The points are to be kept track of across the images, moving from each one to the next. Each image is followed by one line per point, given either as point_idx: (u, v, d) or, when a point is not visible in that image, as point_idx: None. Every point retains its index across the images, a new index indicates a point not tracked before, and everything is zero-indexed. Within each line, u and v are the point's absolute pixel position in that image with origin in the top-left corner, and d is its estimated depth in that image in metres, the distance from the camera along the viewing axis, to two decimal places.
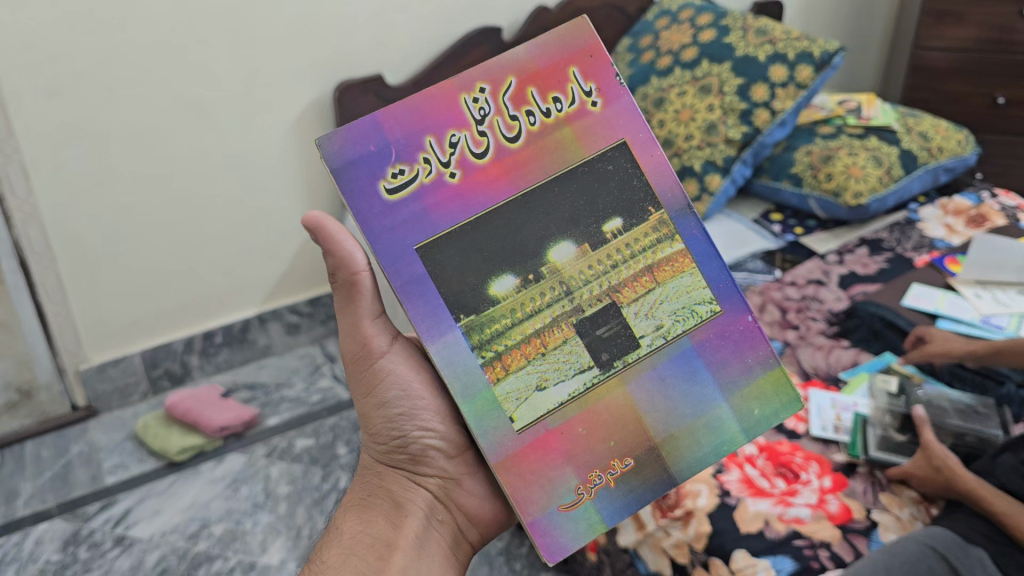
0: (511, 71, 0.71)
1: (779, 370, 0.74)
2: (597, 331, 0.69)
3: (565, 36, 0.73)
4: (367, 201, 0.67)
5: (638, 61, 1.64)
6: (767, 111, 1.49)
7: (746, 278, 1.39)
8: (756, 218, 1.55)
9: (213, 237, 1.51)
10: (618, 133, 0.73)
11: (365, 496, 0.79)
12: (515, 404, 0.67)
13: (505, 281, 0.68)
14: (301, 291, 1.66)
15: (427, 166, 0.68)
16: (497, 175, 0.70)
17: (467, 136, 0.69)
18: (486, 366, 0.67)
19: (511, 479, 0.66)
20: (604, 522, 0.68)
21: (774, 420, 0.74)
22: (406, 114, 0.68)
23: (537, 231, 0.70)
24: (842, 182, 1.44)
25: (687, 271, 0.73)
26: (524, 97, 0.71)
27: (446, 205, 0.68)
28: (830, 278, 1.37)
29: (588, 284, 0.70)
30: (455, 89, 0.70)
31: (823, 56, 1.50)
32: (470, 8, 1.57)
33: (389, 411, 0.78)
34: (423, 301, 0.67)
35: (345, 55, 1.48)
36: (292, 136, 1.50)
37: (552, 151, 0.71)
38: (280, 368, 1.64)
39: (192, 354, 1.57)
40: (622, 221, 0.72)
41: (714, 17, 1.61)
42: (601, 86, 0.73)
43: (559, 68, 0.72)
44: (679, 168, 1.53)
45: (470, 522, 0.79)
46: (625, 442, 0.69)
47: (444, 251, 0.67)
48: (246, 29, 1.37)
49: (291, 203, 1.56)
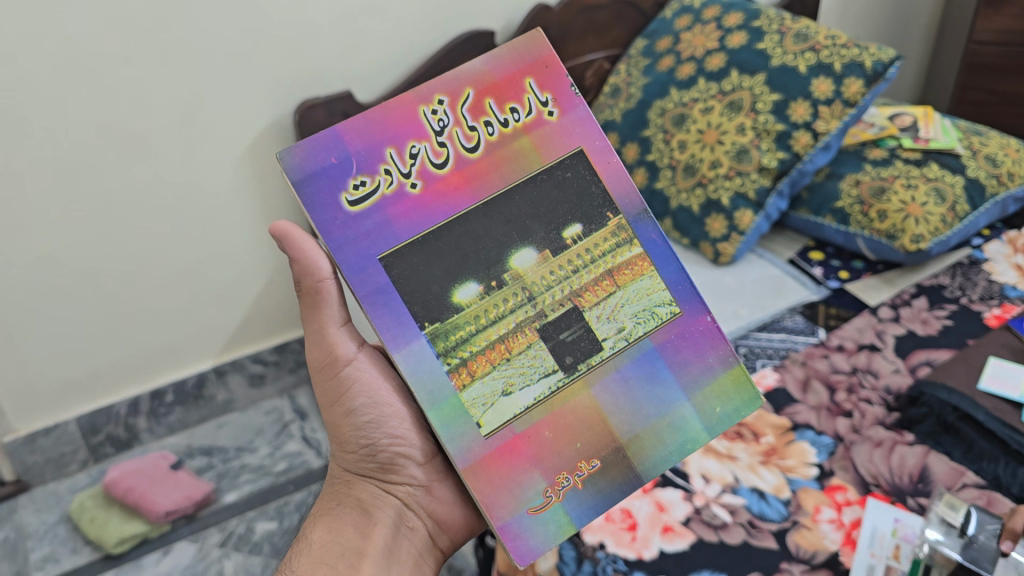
0: (468, 83, 0.72)
1: (740, 367, 0.77)
2: (560, 335, 0.71)
3: (521, 48, 0.73)
4: (331, 214, 0.67)
5: (654, 68, 1.40)
6: (809, 134, 1.26)
7: (783, 343, 1.17)
8: (791, 258, 1.33)
9: (158, 286, 1.29)
10: (575, 142, 0.75)
11: (335, 506, 0.80)
12: (482, 409, 0.69)
13: (468, 289, 0.69)
14: (266, 338, 1.44)
15: (388, 177, 0.69)
16: (458, 185, 0.71)
17: (426, 147, 0.70)
18: (452, 373, 0.68)
19: (482, 487, 0.68)
20: (573, 523, 0.69)
21: (736, 418, 0.76)
22: (366, 126, 0.69)
23: (497, 240, 0.71)
24: (899, 221, 1.21)
25: (646, 274, 0.75)
26: (482, 108, 0.72)
27: (408, 215, 0.69)
28: (886, 342, 1.15)
29: (551, 289, 0.72)
30: (414, 101, 0.70)
31: (875, 67, 1.26)
32: (455, 9, 1.32)
33: (356, 420, 0.78)
34: (388, 311, 0.67)
35: (306, 70, 1.24)
36: (248, 167, 1.27)
37: (511, 162, 0.72)
38: (242, 427, 1.42)
39: (139, 415, 1.37)
40: (582, 227, 0.74)
41: (744, 17, 1.36)
42: (557, 96, 0.74)
43: (516, 80, 0.73)
44: (703, 202, 1.30)
45: (440, 527, 0.80)
46: (591, 442, 0.71)
47: (409, 262, 0.68)
48: (185, 42, 1.13)
49: (249, 243, 1.34)
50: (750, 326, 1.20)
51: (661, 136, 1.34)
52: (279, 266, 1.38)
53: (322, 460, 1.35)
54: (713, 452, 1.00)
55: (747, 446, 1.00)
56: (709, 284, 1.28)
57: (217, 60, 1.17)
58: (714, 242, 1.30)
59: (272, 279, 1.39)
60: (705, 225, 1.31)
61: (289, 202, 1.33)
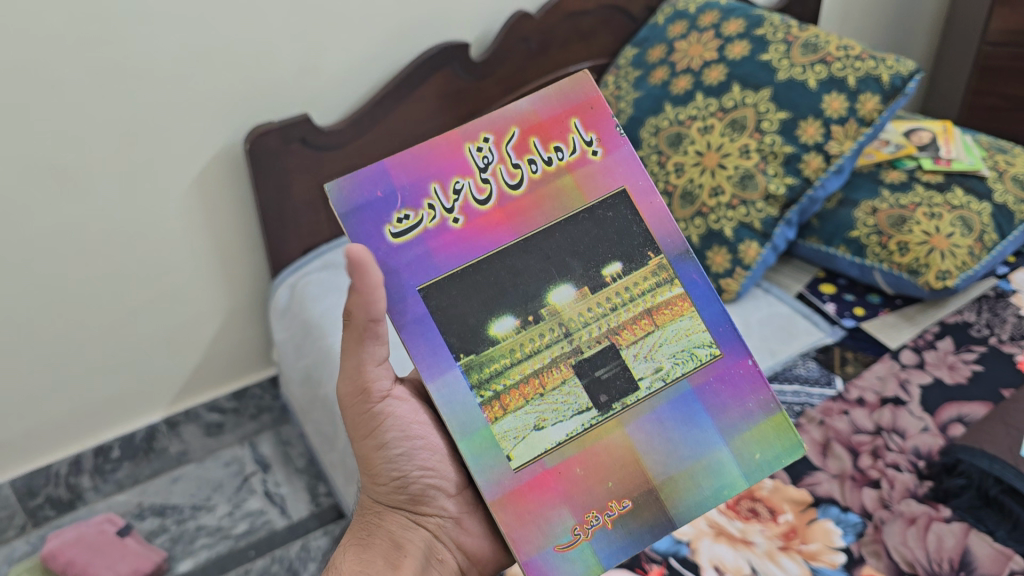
0: (514, 121, 0.68)
1: (782, 414, 0.69)
2: (596, 372, 0.66)
3: (567, 90, 0.70)
4: (374, 244, 0.64)
5: (646, 80, 1.27)
6: (820, 157, 1.14)
7: (797, 397, 1.05)
8: (800, 292, 1.21)
9: (98, 333, 1.15)
10: (618, 181, 0.70)
11: (363, 535, 0.71)
12: (513, 442, 0.64)
13: (505, 322, 0.65)
14: (226, 382, 1.32)
15: (431, 212, 0.65)
16: (498, 222, 0.67)
17: (470, 183, 0.67)
18: (485, 406, 0.64)
19: (508, 519, 0.63)
20: (601, 564, 0.64)
21: (777, 466, 0.68)
22: (413, 161, 0.66)
23: (534, 274, 0.66)
24: (922, 255, 1.09)
25: (686, 314, 0.69)
26: (526, 146, 0.68)
27: (449, 249, 0.65)
28: (911, 394, 1.04)
29: (588, 325, 0.66)
30: (460, 138, 0.67)
31: (893, 81, 1.14)
32: (425, 19, 1.18)
33: (387, 453, 0.69)
34: (424, 340, 0.64)
35: (259, 92, 1.11)
36: (195, 200, 1.13)
37: (552, 200, 0.68)
38: (199, 481, 1.28)
39: (82, 475, 1.23)
40: (622, 265, 0.68)
41: (745, 23, 1.23)
42: (601, 136, 0.70)
43: (561, 119, 0.70)
44: (703, 234, 1.17)
45: (470, 561, 0.71)
46: (623, 482, 0.65)
47: (448, 294, 0.65)
48: (117, 64, 0.99)
49: (201, 282, 1.20)
50: None
51: (655, 157, 1.21)
52: (236, 305, 1.25)
53: (287, 520, 1.23)
54: (726, 536, 0.88)
55: (764, 527, 0.89)
56: None
57: (156, 83, 1.03)
58: (716, 277, 1.17)
59: (227, 319, 1.25)
60: (705, 258, 1.17)
61: (245, 236, 1.20)
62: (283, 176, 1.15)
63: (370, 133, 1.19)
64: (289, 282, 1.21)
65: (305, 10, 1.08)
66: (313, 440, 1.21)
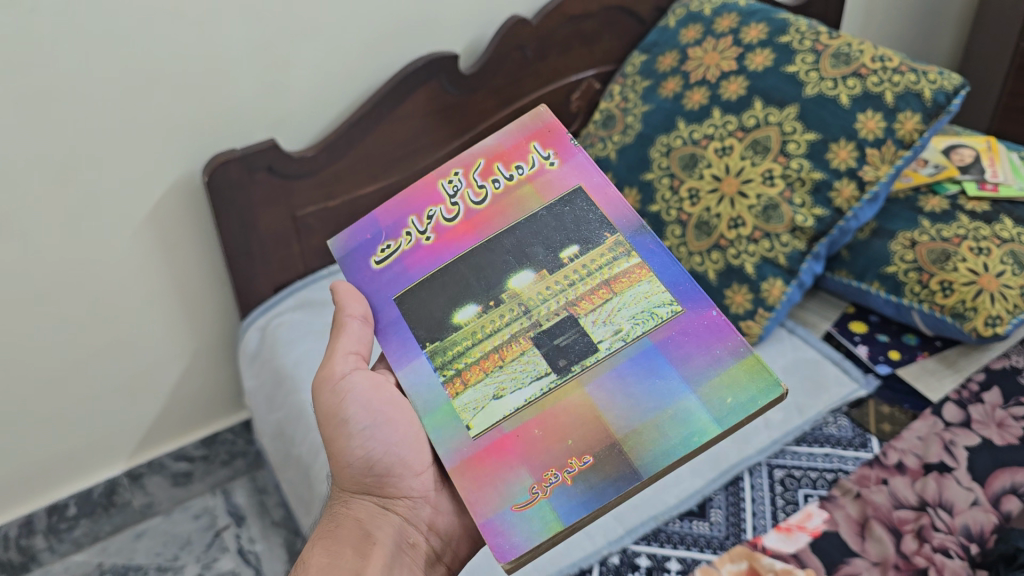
0: (478, 153, 0.74)
1: (754, 356, 0.63)
2: (553, 341, 0.65)
3: (527, 122, 0.75)
4: (361, 274, 0.73)
5: (656, 92, 1.14)
6: (854, 184, 1.01)
7: (829, 462, 0.92)
8: (828, 332, 1.09)
9: (45, 386, 1.03)
10: (574, 182, 0.72)
11: (330, 526, 0.70)
12: (472, 412, 0.65)
13: (468, 310, 0.68)
14: (188, 433, 1.20)
15: (408, 237, 0.72)
16: (464, 231, 0.71)
17: (441, 209, 0.73)
18: (448, 383, 0.66)
19: (464, 484, 0.63)
20: (561, 521, 0.60)
21: (754, 410, 0.62)
22: (396, 204, 0.74)
23: (497, 266, 0.69)
24: (969, 296, 0.97)
25: (644, 279, 0.67)
26: (491, 170, 0.73)
27: (421, 261, 0.71)
28: (957, 459, 0.91)
29: (546, 301, 0.67)
30: (434, 177, 0.74)
31: (936, 98, 1.00)
32: (407, 26, 1.05)
33: (351, 431, 0.70)
34: (396, 337, 0.69)
35: (218, 115, 0.98)
36: (150, 236, 1.01)
37: (515, 207, 0.72)
38: (164, 538, 1.18)
39: (34, 536, 1.12)
40: (579, 247, 0.69)
41: (768, 28, 1.10)
42: (558, 150, 0.73)
43: (523, 146, 0.74)
44: (722, 269, 1.04)
45: (442, 540, 0.72)
46: (584, 439, 0.63)
47: (418, 296, 0.70)
48: (47, 90, 0.86)
49: (161, 325, 1.08)
50: (786, 439, 0.95)
51: (667, 182, 1.08)
52: (202, 346, 1.13)
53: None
54: None
55: None
56: None
57: (95, 112, 0.90)
58: (736, 319, 1.05)
59: (192, 363, 1.14)
60: (723, 297, 1.05)
61: (210, 273, 1.08)
62: (248, 210, 1.02)
63: (346, 157, 1.06)
64: (259, 324, 1.08)
65: (263, 23, 0.95)
66: (289, 499, 1.07)
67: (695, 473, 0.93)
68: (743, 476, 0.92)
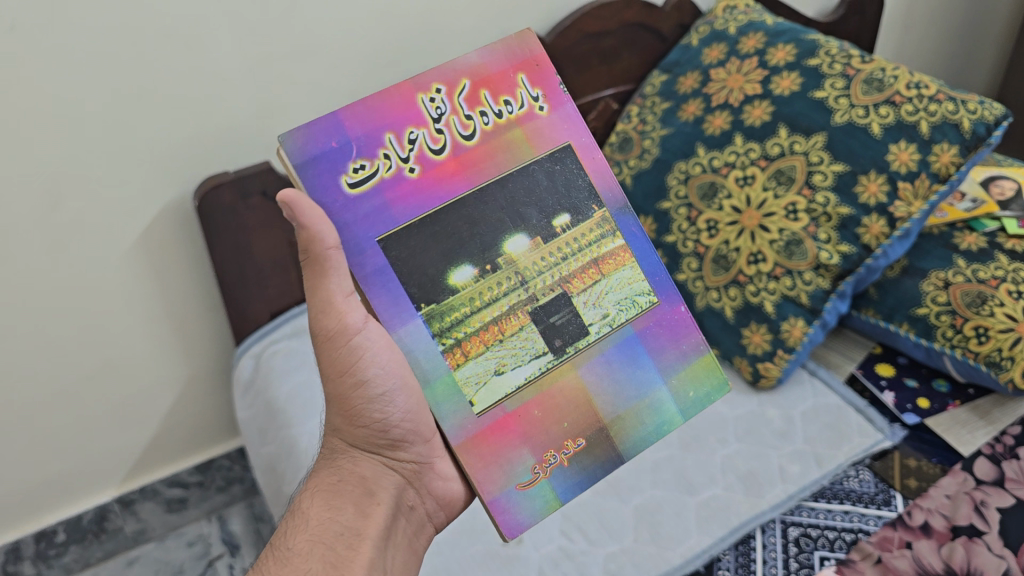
0: (464, 73, 0.63)
1: (712, 353, 0.70)
2: (550, 319, 0.64)
3: (513, 44, 0.65)
4: (330, 196, 0.59)
5: (676, 114, 1.09)
6: (883, 220, 0.94)
7: (847, 518, 0.85)
8: (853, 376, 1.03)
9: (32, 416, 1.00)
10: (562, 137, 0.66)
11: (332, 479, 0.65)
12: (474, 388, 0.62)
13: (464, 272, 0.62)
14: (185, 457, 1.17)
15: (387, 161, 0.60)
16: (454, 172, 0.62)
17: (425, 133, 0.62)
18: (447, 353, 0.61)
19: (471, 461, 0.61)
20: (559, 500, 0.64)
21: (708, 403, 0.69)
22: (365, 111, 0.60)
23: (490, 224, 0.63)
24: (1006, 344, 0.90)
25: (628, 264, 0.67)
26: (478, 98, 0.64)
27: (407, 200, 0.61)
28: (989, 521, 0.80)
29: (542, 274, 0.64)
30: (411, 88, 0.62)
31: (976, 129, 0.93)
32: (415, 48, 1.01)
33: (369, 392, 0.64)
34: (385, 291, 0.60)
35: (215, 137, 0.94)
36: (140, 262, 0.97)
37: (505, 152, 0.64)
38: (158, 565, 1.16)
39: (22, 562, 1.09)
40: (570, 216, 0.66)
41: (797, 49, 1.04)
42: (547, 92, 0.66)
43: (507, 73, 0.65)
44: (740, 306, 0.98)
45: (439, 505, 0.67)
46: (578, 423, 0.65)
47: (408, 244, 0.60)
48: (28, 113, 0.82)
49: (152, 351, 1.04)
50: (803, 494, 0.88)
51: (684, 212, 1.02)
52: (196, 371, 1.10)
53: None
54: None
55: None
56: (751, 418, 0.99)
57: (84, 138, 0.86)
58: (753, 360, 0.98)
59: (186, 389, 1.11)
60: (741, 336, 0.99)
61: (203, 299, 1.04)
62: (242, 234, 0.98)
63: None
64: (254, 352, 1.04)
65: (260, 42, 0.91)
66: None
67: (702, 530, 0.86)
68: (755, 534, 0.85)
